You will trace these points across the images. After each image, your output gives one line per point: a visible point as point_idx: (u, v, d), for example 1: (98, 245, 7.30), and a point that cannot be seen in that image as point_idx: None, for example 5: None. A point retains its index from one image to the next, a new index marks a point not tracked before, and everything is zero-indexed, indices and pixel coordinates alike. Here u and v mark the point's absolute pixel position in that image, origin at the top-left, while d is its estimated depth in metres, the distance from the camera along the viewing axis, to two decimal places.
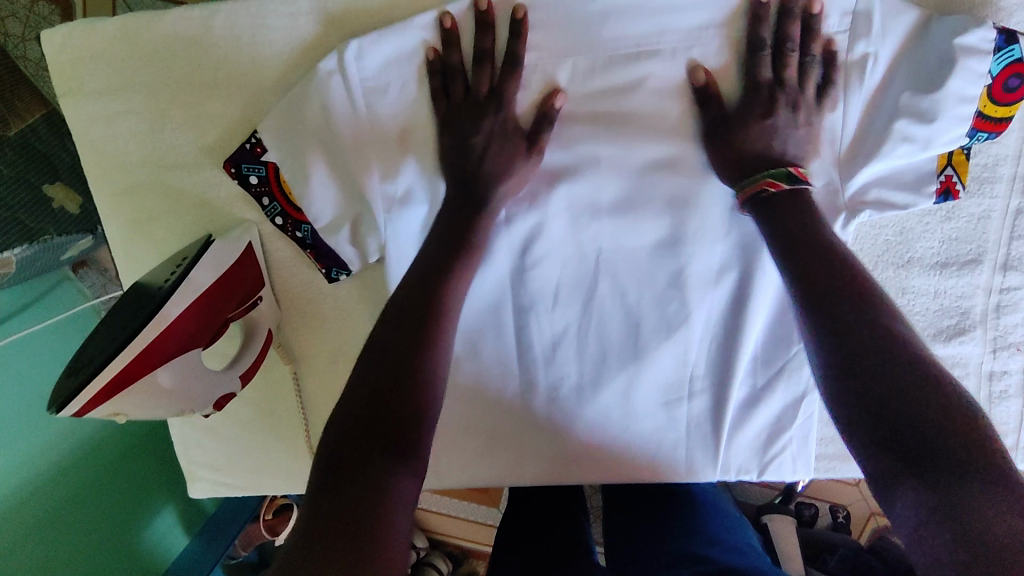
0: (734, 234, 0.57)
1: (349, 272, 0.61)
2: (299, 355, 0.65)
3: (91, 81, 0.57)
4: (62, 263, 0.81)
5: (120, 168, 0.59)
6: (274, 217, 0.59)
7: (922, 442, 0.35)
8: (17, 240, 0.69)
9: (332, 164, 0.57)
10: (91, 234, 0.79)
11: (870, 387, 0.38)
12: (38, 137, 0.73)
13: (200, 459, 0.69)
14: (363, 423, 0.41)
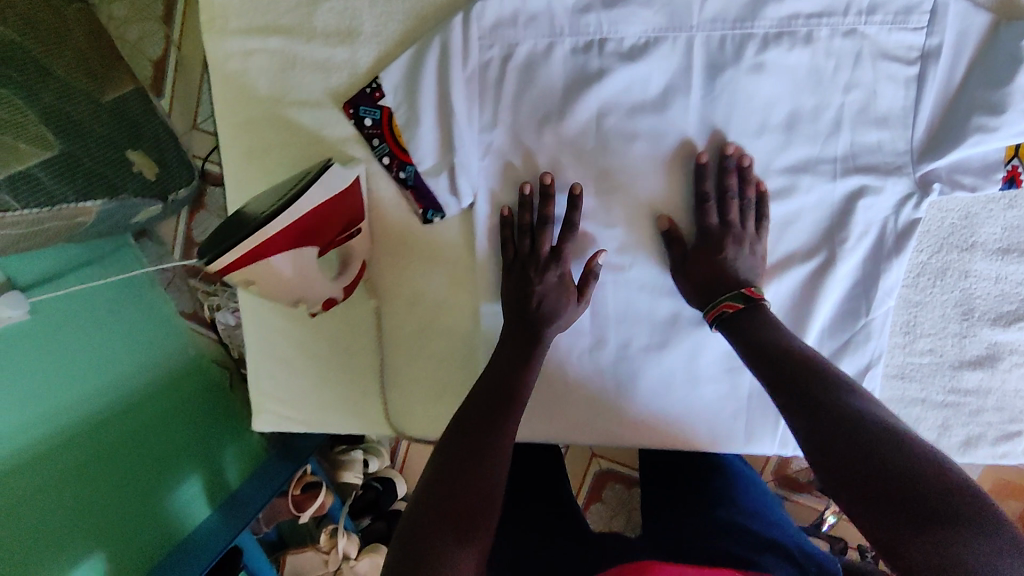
0: (802, 221, 0.82)
1: (444, 213, 0.79)
2: (382, 292, 0.83)
3: (234, 23, 0.75)
4: None
5: (243, 103, 0.77)
6: (383, 157, 0.77)
7: (905, 512, 0.56)
8: None
9: (440, 112, 0.75)
10: None
11: (848, 477, 0.60)
12: None
13: (269, 391, 0.86)
14: (462, 462, 0.66)
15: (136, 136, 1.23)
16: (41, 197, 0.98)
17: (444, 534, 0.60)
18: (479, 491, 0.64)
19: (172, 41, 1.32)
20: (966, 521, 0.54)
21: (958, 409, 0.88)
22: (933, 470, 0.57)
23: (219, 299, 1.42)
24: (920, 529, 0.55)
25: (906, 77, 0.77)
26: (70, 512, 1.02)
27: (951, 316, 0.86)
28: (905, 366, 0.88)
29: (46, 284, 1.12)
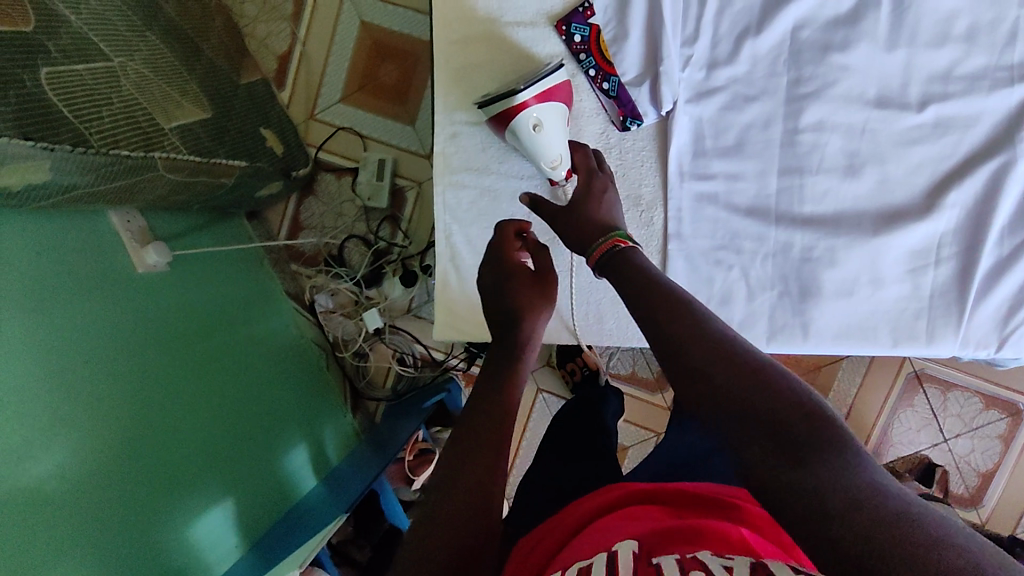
0: (985, 121, 0.86)
1: (641, 122, 0.89)
2: None
3: None
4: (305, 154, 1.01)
5: (463, 21, 0.89)
6: (589, 69, 0.89)
7: (772, 438, 0.51)
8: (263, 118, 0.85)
9: (649, 23, 0.87)
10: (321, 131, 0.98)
11: (715, 403, 0.55)
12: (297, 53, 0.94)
13: (455, 300, 0.92)
14: (469, 444, 0.61)
15: (267, 116, 1.31)
16: (197, 149, 1.04)
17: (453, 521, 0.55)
18: (485, 456, 0.60)
19: (298, 38, 1.42)
20: (821, 449, 0.49)
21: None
22: (762, 388, 0.53)
23: (321, 281, 1.45)
24: (789, 458, 0.49)
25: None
26: (208, 453, 1.02)
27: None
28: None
29: (181, 240, 1.16)
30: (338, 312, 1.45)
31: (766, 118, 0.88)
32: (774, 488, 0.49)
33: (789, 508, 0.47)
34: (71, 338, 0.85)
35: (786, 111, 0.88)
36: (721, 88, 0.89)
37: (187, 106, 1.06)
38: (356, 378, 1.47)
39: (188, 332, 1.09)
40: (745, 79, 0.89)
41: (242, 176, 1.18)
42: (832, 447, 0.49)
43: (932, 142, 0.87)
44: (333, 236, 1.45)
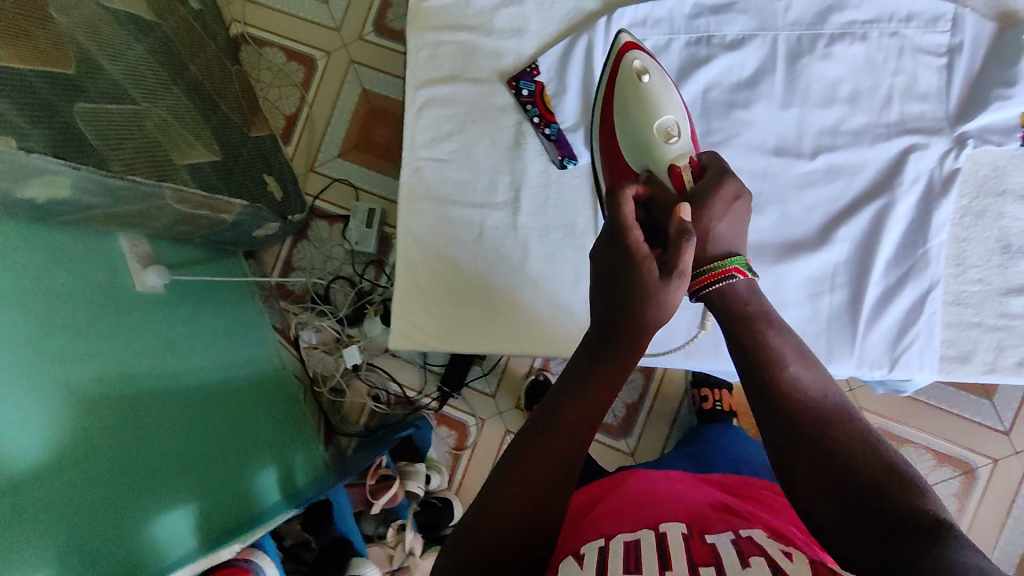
0: (867, 169, 1.04)
1: (576, 163, 1.04)
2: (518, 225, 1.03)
3: (432, 20, 1.04)
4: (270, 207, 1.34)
5: (430, 78, 1.04)
6: (534, 117, 1.04)
7: (874, 518, 0.63)
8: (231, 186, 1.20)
9: (585, 79, 1.03)
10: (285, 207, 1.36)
11: (826, 485, 0.68)
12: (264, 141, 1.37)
13: (408, 311, 1.00)
14: (548, 454, 0.70)
15: (269, 166, 1.46)
16: (208, 185, 1.17)
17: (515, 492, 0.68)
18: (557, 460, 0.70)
19: (305, 100, 1.60)
20: (915, 531, 0.60)
21: (1010, 332, 1.02)
22: (874, 478, 0.66)
23: (305, 318, 1.54)
24: (887, 538, 0.61)
25: (939, 65, 1.04)
26: (180, 462, 1.06)
27: (994, 250, 1.03)
28: (962, 293, 1.03)
29: (181, 269, 1.27)
30: (319, 348, 1.54)
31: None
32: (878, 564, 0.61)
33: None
34: (68, 336, 0.93)
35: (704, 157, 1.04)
36: None
37: (199, 148, 1.19)
38: (331, 413, 1.53)
39: (177, 351, 1.17)
40: None
41: (241, 215, 1.30)
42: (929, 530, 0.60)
43: (823, 186, 1.04)
44: (320, 277, 1.57)
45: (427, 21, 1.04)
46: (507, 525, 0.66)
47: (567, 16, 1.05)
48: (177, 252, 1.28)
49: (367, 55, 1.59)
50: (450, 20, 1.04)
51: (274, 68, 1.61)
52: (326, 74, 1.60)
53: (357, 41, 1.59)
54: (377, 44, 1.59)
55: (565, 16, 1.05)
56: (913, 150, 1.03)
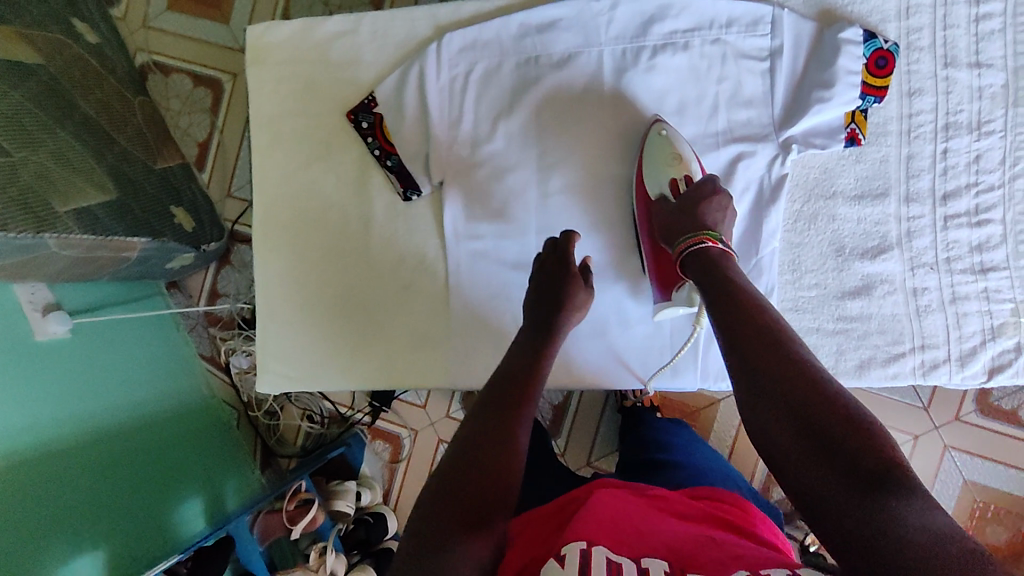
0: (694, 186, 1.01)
1: (419, 192, 1.04)
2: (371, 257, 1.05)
3: (269, 59, 1.05)
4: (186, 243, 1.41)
5: (272, 117, 1.05)
6: (374, 150, 1.04)
7: (836, 469, 0.64)
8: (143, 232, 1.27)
9: (416, 110, 1.03)
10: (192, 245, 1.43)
11: (795, 437, 0.69)
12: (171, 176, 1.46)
13: (268, 342, 1.06)
14: (500, 409, 0.77)
15: (178, 196, 1.45)
16: (99, 227, 1.16)
17: (458, 480, 0.67)
18: (502, 440, 0.72)
19: (216, 126, 1.59)
20: (879, 485, 0.61)
21: (849, 335, 1.05)
22: (841, 428, 0.67)
23: (234, 344, 1.55)
24: (848, 488, 0.62)
25: (763, 69, 1.00)
26: (87, 503, 1.09)
27: (827, 253, 1.06)
28: (798, 300, 1.06)
29: (92, 310, 1.27)
30: (252, 372, 1.54)
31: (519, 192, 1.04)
32: (832, 504, 0.63)
33: (847, 524, 0.60)
34: None
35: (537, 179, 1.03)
36: (483, 161, 1.03)
37: (89, 189, 1.18)
38: (267, 436, 1.55)
39: (83, 396, 1.17)
40: (503, 153, 1.03)
41: (147, 250, 1.30)
42: (896, 486, 0.60)
43: None
44: (247, 301, 1.57)
45: (267, 59, 1.05)
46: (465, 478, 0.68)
47: (401, 42, 1.05)
48: (83, 293, 1.26)
49: None
50: (286, 56, 1.05)
51: (182, 96, 1.60)
52: (234, 96, 1.59)
53: None
54: None
55: (398, 42, 1.05)
56: (740, 159, 1.00)
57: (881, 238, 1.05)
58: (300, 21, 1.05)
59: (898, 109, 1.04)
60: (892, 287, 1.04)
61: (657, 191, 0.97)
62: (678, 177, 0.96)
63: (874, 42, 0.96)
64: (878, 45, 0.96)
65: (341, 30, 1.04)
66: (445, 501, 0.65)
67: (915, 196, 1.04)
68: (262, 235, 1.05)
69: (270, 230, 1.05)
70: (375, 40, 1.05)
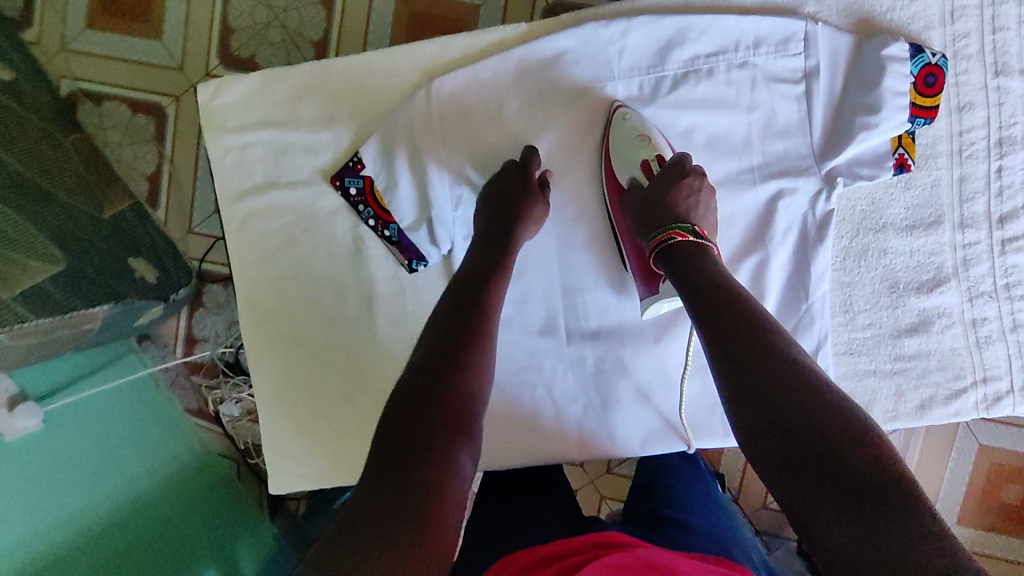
0: (737, 225, 1.02)
1: (425, 261, 0.98)
2: (379, 342, 1.01)
3: (231, 119, 0.97)
4: (151, 296, 1.28)
5: (244, 184, 0.97)
6: (370, 220, 0.97)
7: (834, 481, 0.66)
8: (104, 298, 1.16)
9: (416, 172, 0.96)
10: (158, 299, 1.30)
11: (789, 444, 0.70)
12: (122, 221, 1.31)
13: (283, 449, 1.02)
14: (455, 350, 0.76)
15: (135, 245, 1.31)
16: (53, 307, 1.05)
17: (393, 489, 0.63)
18: (450, 413, 0.70)
19: (165, 155, 1.43)
20: (879, 499, 0.64)
21: (908, 374, 1.08)
22: (838, 437, 0.68)
23: (222, 392, 1.45)
24: (847, 501, 0.65)
25: (797, 93, 0.99)
26: None
27: (880, 291, 1.08)
28: (852, 342, 1.08)
29: (59, 394, 1.16)
30: (245, 418, 1.46)
31: (547, 263, 1.03)
32: (820, 512, 0.66)
33: (838, 539, 0.63)
34: None
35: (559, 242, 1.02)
36: None
37: (34, 265, 1.04)
38: (273, 482, 1.49)
39: (66, 489, 1.08)
40: None
41: (114, 312, 1.19)
42: (899, 500, 0.63)
43: None
44: (229, 344, 1.47)
45: (226, 123, 0.97)
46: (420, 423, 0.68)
47: (383, 92, 0.98)
48: (47, 375, 1.15)
49: None
50: (249, 118, 0.96)
51: (121, 125, 1.42)
52: (182, 122, 1.42)
53: (204, 77, 1.39)
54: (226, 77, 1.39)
55: (381, 94, 0.97)
56: (781, 199, 1.01)
57: (937, 270, 1.07)
58: (260, 76, 0.96)
59: (946, 127, 1.05)
60: (952, 321, 1.07)
61: (629, 177, 0.97)
62: (650, 159, 0.96)
63: (923, 58, 0.96)
64: (927, 62, 0.96)
65: (308, 85, 0.96)
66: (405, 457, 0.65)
67: (970, 222, 1.07)
68: (249, 331, 0.99)
69: (261, 313, 0.99)
70: (354, 95, 0.97)
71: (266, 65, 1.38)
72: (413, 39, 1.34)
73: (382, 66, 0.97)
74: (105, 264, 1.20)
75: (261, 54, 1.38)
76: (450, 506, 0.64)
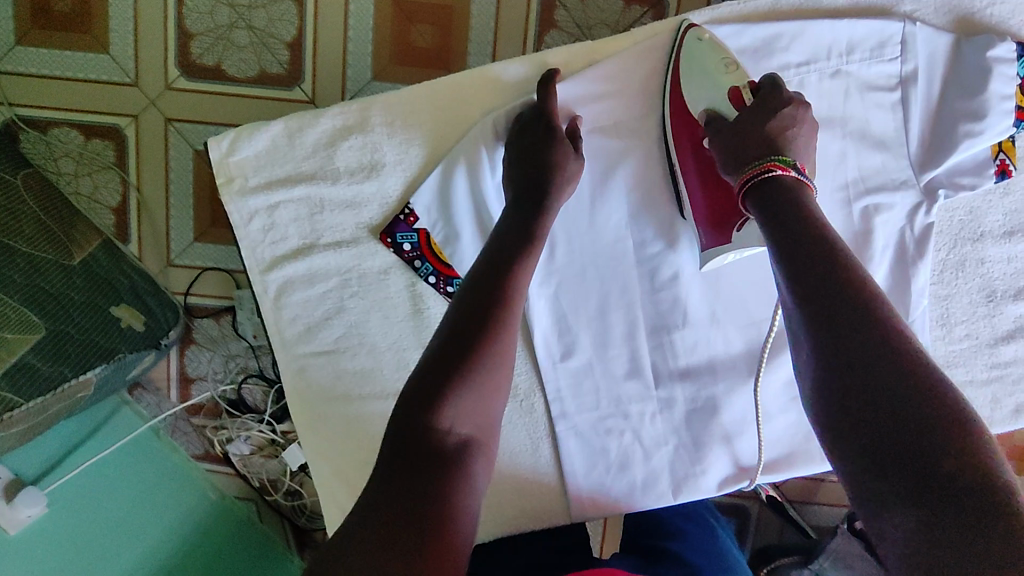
0: None
1: None
2: None
3: (253, 177, 0.75)
4: (146, 344, 1.15)
5: None
6: (428, 276, 0.77)
7: (911, 462, 0.44)
8: (95, 360, 1.06)
9: (480, 220, 0.75)
10: (152, 346, 1.16)
11: (858, 410, 0.47)
12: (96, 262, 1.13)
13: None
14: (459, 343, 0.56)
15: (113, 291, 1.13)
16: (42, 382, 0.98)
17: (389, 519, 0.49)
18: (439, 447, 0.52)
19: (129, 182, 1.27)
20: (973, 496, 0.42)
21: (1004, 381, 0.78)
22: (925, 408, 0.45)
23: (228, 431, 1.32)
24: (925, 497, 0.43)
25: (892, 102, 0.72)
26: None
27: (977, 301, 0.78)
28: (950, 355, 0.78)
29: (57, 471, 1.07)
30: (256, 455, 1.31)
31: (622, 283, 0.76)
32: (882, 496, 0.45)
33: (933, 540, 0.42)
34: None
35: (640, 273, 0.76)
36: None
37: (10, 338, 0.96)
38: (295, 516, 1.36)
39: (87, 563, 0.99)
40: None
41: (104, 374, 1.07)
42: (993, 506, 0.41)
43: None
44: (230, 381, 1.32)
45: (245, 180, 0.75)
46: (426, 467, 0.51)
47: None
48: (40, 449, 1.08)
49: (185, 108, 1.24)
50: (276, 172, 0.75)
51: (73, 153, 1.26)
52: (144, 143, 1.26)
53: (166, 91, 1.23)
54: (194, 90, 1.23)
55: None
56: (875, 215, 0.74)
57: None
58: (282, 121, 0.74)
59: None
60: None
61: (705, 107, 0.68)
62: (739, 87, 0.66)
63: None
64: None
65: (345, 125, 0.75)
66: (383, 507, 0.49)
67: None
68: (298, 425, 0.79)
69: (314, 411, 0.79)
70: None
71: (234, 72, 1.23)
72: (405, 33, 1.20)
73: (427, 88, 0.74)
74: (89, 314, 1.08)
75: (228, 59, 1.22)
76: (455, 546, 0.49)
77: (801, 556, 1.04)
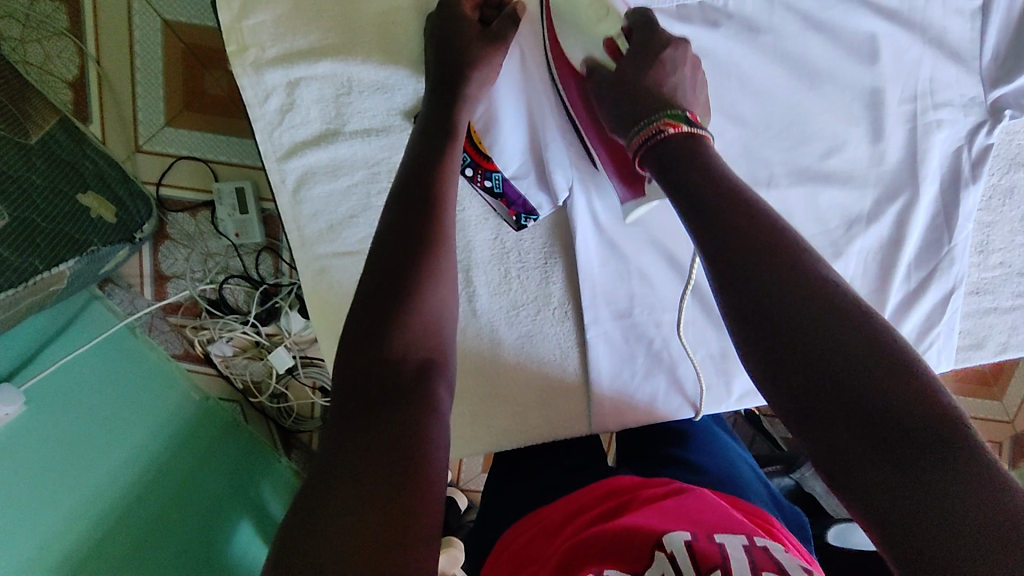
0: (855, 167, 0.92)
1: (536, 216, 0.75)
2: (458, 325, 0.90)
3: (271, 49, 0.69)
4: (123, 240, 1.07)
5: None
6: (466, 168, 0.73)
7: (872, 436, 0.39)
8: (69, 253, 0.97)
9: (524, 110, 0.71)
10: (129, 240, 1.08)
11: (815, 387, 0.41)
12: (57, 139, 1.02)
13: None
14: (388, 264, 0.53)
15: (78, 177, 1.03)
16: (8, 273, 0.88)
17: (382, 442, 0.44)
18: (390, 384, 0.48)
19: (87, 54, 1.12)
20: (933, 454, 0.37)
21: None
22: (868, 370, 0.40)
23: (209, 331, 1.25)
24: (881, 458, 0.38)
25: (973, 10, 0.69)
26: (147, 530, 0.92)
27: (1017, 229, 0.78)
28: (981, 282, 0.80)
29: (36, 364, 0.99)
30: (240, 356, 1.27)
31: None
32: (847, 468, 0.39)
33: (928, 493, 0.36)
34: None
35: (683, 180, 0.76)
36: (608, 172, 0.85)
37: None
38: (281, 418, 1.32)
39: (99, 441, 0.96)
40: None
41: (78, 267, 0.98)
42: (952, 457, 0.36)
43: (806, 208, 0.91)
44: (209, 280, 1.24)
45: (261, 51, 0.69)
46: (365, 409, 0.46)
47: None
48: (19, 347, 0.99)
49: None
50: (297, 43, 0.69)
51: (17, 15, 1.10)
52: (103, 6, 1.11)
53: None
54: None
55: None
56: (934, 131, 0.72)
57: None
58: None
59: None
60: None
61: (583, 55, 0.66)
62: (613, 35, 0.66)
63: None
64: None
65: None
66: (333, 447, 0.45)
67: None
68: (321, 326, 0.75)
69: (336, 317, 0.75)
70: None
71: None
72: None
73: None
74: (55, 201, 0.98)
75: None
76: (436, 482, 0.43)
77: (783, 465, 1.09)
